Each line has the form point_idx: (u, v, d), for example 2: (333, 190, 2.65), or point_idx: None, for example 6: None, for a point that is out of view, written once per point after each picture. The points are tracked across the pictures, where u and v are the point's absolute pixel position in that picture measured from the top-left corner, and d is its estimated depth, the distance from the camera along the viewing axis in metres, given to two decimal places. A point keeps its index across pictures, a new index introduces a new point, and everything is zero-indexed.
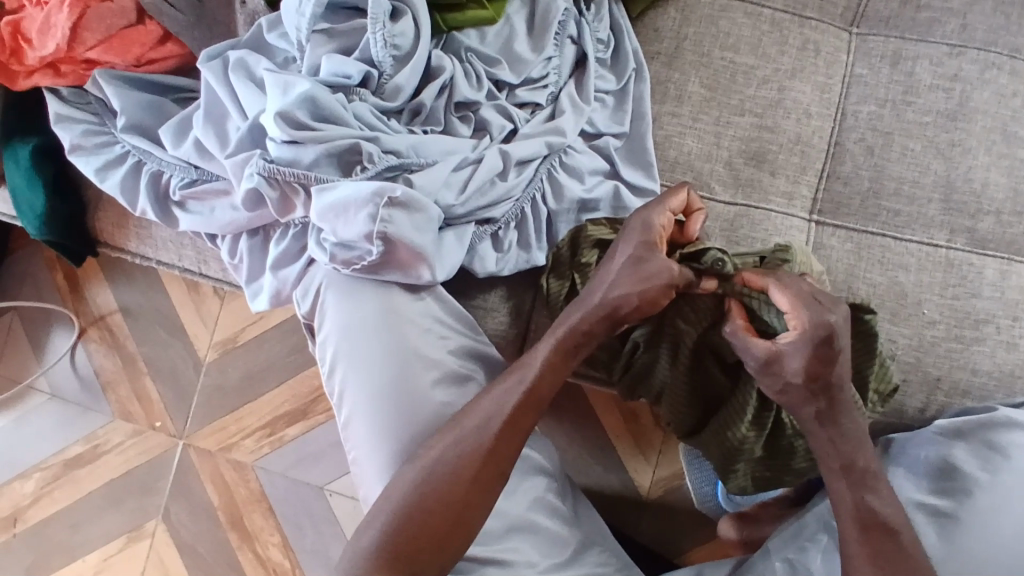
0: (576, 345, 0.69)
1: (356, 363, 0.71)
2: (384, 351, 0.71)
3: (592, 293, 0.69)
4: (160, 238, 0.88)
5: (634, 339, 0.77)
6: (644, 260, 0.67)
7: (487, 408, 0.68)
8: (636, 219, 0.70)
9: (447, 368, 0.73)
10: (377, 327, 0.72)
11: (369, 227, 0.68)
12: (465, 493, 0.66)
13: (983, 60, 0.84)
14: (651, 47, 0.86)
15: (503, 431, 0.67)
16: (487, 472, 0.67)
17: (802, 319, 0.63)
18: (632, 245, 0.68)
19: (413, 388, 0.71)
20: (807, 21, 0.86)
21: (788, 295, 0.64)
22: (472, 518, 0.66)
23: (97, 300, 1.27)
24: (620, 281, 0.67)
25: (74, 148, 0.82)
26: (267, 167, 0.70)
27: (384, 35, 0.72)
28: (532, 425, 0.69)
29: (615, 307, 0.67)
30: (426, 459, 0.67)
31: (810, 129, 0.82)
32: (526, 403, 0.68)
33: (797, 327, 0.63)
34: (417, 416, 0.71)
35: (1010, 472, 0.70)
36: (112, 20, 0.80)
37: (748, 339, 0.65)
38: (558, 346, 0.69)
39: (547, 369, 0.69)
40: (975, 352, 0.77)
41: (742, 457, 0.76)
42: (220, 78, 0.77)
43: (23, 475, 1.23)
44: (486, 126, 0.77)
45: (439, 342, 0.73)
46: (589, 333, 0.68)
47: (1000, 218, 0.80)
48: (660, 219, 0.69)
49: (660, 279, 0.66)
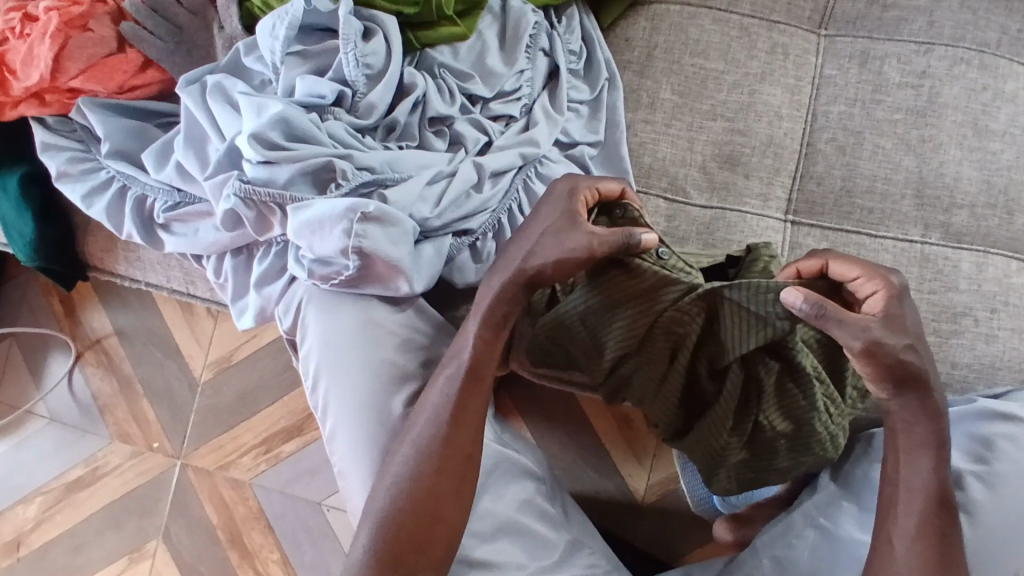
0: (504, 317, 0.67)
1: (324, 373, 0.73)
2: (350, 356, 0.72)
3: (513, 260, 0.67)
4: (148, 260, 0.90)
5: (619, 355, 0.74)
6: (571, 232, 0.64)
7: (438, 399, 0.68)
8: (561, 187, 0.68)
9: (407, 365, 0.73)
10: (340, 332, 0.73)
11: (345, 242, 0.69)
12: (437, 488, 0.67)
13: (951, 57, 0.85)
14: (623, 56, 0.88)
15: (456, 419, 0.68)
16: (456, 463, 0.67)
17: (876, 282, 0.65)
18: (560, 210, 0.66)
19: (381, 390, 0.72)
20: (775, 25, 0.87)
21: (852, 265, 0.66)
22: (450, 512, 0.67)
23: (93, 324, 1.29)
24: (543, 247, 0.65)
25: (61, 176, 0.83)
26: (244, 187, 0.72)
27: (356, 54, 0.74)
28: (484, 408, 0.69)
29: (536, 272, 0.65)
30: (398, 460, 0.68)
31: (782, 130, 0.84)
32: (470, 387, 0.68)
33: (877, 291, 0.64)
34: (388, 418, 0.71)
35: (994, 461, 0.71)
36: (94, 49, 0.83)
37: (847, 314, 0.61)
38: (485, 321, 0.68)
39: (479, 347, 0.68)
40: (954, 345, 0.78)
41: (726, 462, 0.78)
42: (198, 102, 0.78)
43: (23, 500, 1.24)
44: (461, 140, 0.78)
45: (398, 339, 0.73)
46: (512, 301, 0.67)
47: (974, 212, 0.81)
48: (586, 193, 0.67)
49: (580, 253, 0.63)
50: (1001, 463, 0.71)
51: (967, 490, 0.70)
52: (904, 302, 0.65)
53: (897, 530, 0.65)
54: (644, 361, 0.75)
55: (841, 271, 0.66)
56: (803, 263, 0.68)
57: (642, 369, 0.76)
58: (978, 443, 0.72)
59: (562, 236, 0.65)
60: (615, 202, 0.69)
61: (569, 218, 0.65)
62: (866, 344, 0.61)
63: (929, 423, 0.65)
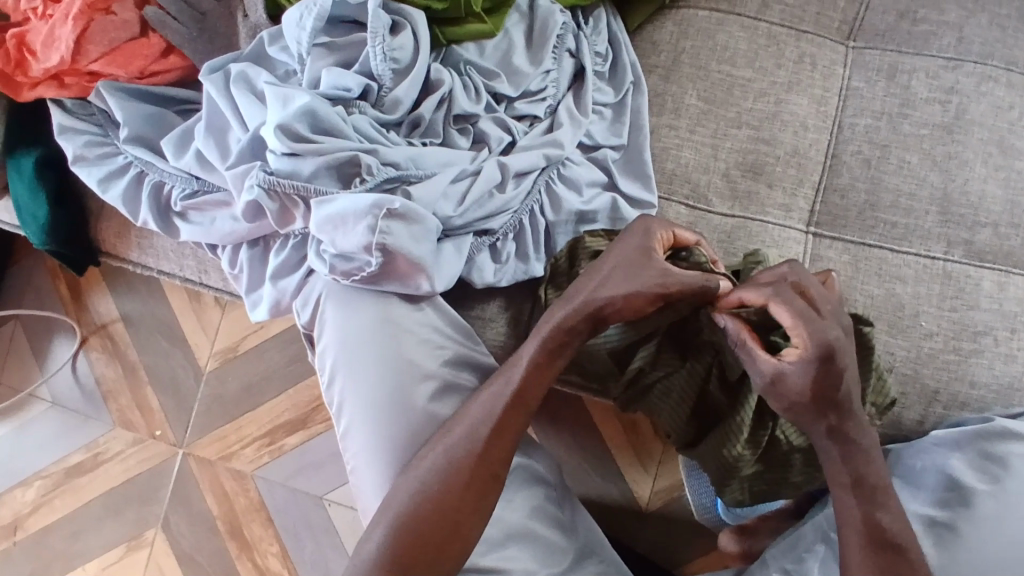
0: (560, 344, 0.69)
1: (352, 373, 0.72)
2: (380, 360, 0.72)
3: (577, 292, 0.69)
4: (161, 247, 0.89)
5: (637, 364, 0.76)
6: (639, 268, 0.68)
7: (476, 415, 0.68)
8: (639, 225, 0.71)
9: (441, 377, 0.73)
10: (372, 334, 0.72)
11: (368, 238, 0.68)
12: (459, 500, 0.66)
13: (980, 73, 0.84)
14: (649, 60, 0.87)
15: (493, 437, 0.67)
16: (482, 478, 0.67)
17: (805, 337, 0.62)
18: (629, 247, 0.69)
19: (407, 397, 0.71)
20: (803, 34, 0.87)
21: (791, 311, 0.63)
22: (469, 525, 0.66)
23: (99, 309, 1.28)
24: (608, 282, 0.68)
25: (77, 159, 0.82)
26: (267, 179, 0.71)
27: (383, 49, 0.73)
28: (522, 427, 0.69)
29: (598, 306, 0.68)
30: (422, 467, 0.68)
31: (807, 141, 0.83)
32: (514, 406, 0.68)
33: (799, 347, 0.63)
34: (413, 423, 0.71)
35: (1010, 482, 0.70)
36: (116, 33, 0.82)
37: (755, 353, 0.65)
38: (544, 346, 0.69)
39: (533, 369, 0.68)
40: (973, 364, 0.77)
41: (737, 474, 0.75)
42: (221, 91, 0.77)
43: (22, 484, 1.23)
44: (485, 139, 0.78)
45: (432, 349, 0.73)
46: (572, 330, 0.69)
47: (998, 231, 0.80)
48: (662, 232, 0.70)
49: (650, 290, 0.67)
50: (1016, 483, 0.70)
51: (980, 511, 0.69)
52: (831, 365, 0.62)
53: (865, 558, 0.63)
54: (665, 372, 0.76)
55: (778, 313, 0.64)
56: (749, 289, 0.66)
57: (661, 380, 0.76)
58: (992, 462, 0.71)
59: (634, 269, 0.68)
60: (686, 246, 0.73)
61: (645, 252, 0.68)
62: (766, 386, 0.64)
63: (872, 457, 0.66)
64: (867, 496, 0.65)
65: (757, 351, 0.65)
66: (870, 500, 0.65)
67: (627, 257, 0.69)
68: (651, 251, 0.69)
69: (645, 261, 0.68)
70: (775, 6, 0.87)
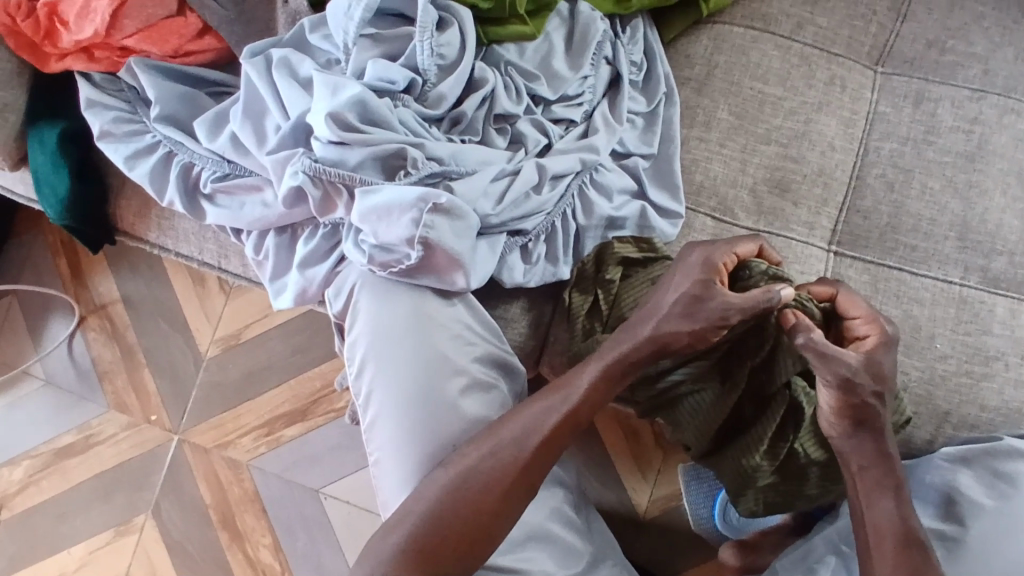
0: (622, 372, 0.69)
1: (385, 366, 0.71)
2: (414, 356, 0.71)
3: (641, 324, 0.69)
4: (182, 230, 0.88)
5: (674, 377, 0.76)
6: (702, 298, 0.68)
7: (522, 423, 0.68)
8: (698, 255, 0.70)
9: (473, 376, 0.73)
10: (409, 330, 0.72)
11: (412, 231, 0.68)
12: (492, 503, 0.66)
13: (1003, 106, 0.86)
14: (682, 72, 0.88)
15: (540, 447, 0.68)
16: (520, 484, 0.67)
17: (873, 328, 0.70)
18: (689, 280, 0.69)
19: (442, 396, 0.71)
20: (834, 57, 0.88)
21: (857, 303, 0.71)
22: (498, 528, 0.66)
23: (100, 288, 1.26)
24: (671, 316, 0.68)
25: (104, 135, 0.82)
26: (312, 165, 0.70)
27: (431, 44, 0.73)
28: (568, 441, 0.69)
29: (664, 342, 0.68)
30: (454, 467, 0.67)
31: (834, 162, 0.85)
32: (562, 422, 0.68)
33: (870, 333, 0.70)
34: (444, 422, 0.71)
35: (1018, 502, 0.72)
36: (153, 10, 0.81)
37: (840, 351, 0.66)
38: (605, 371, 0.69)
39: (589, 391, 0.69)
40: (984, 388, 0.79)
41: (754, 484, 0.76)
42: (263, 75, 0.77)
43: (10, 463, 1.21)
44: (522, 140, 0.78)
45: (467, 349, 0.73)
46: (635, 363, 0.69)
47: (1014, 259, 0.82)
48: (723, 257, 0.70)
49: (711, 320, 0.67)
50: (1022, 500, 0.72)
51: (984, 525, 0.71)
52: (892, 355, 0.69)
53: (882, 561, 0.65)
54: (696, 388, 0.76)
55: (846, 306, 0.71)
56: (816, 287, 0.73)
57: (692, 394, 0.76)
58: (1001, 480, 0.73)
59: (694, 306, 0.68)
60: (742, 262, 0.73)
61: (704, 286, 0.68)
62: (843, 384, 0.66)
63: (888, 468, 0.67)
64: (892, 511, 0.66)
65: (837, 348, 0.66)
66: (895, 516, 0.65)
67: (685, 295, 0.68)
68: (712, 281, 0.68)
69: (705, 293, 0.68)
70: (808, 28, 0.89)
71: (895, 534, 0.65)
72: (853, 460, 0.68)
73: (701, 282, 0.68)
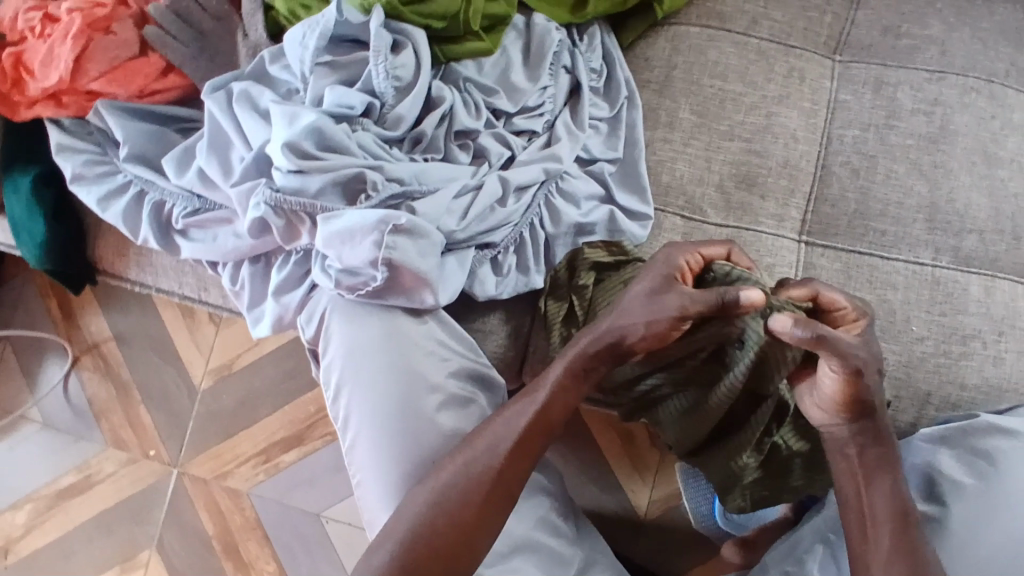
0: (585, 370, 0.69)
1: (361, 388, 0.72)
2: (388, 375, 0.72)
3: (603, 320, 0.70)
4: (160, 265, 0.89)
5: (651, 381, 0.76)
6: (662, 292, 0.67)
7: (496, 432, 0.69)
8: (661, 255, 0.71)
9: (448, 392, 0.73)
10: (382, 351, 0.73)
11: (374, 253, 0.69)
12: (472, 515, 0.66)
13: (963, 85, 0.87)
14: (642, 76, 0.89)
15: (515, 454, 0.68)
16: (497, 494, 0.67)
17: (854, 316, 0.69)
18: (652, 277, 0.69)
19: (417, 413, 0.72)
20: (792, 49, 0.89)
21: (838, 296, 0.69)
22: (480, 541, 0.67)
23: (92, 328, 1.27)
24: (633, 311, 0.67)
25: (77, 178, 0.83)
26: (274, 196, 0.72)
27: (385, 67, 0.75)
28: (541, 446, 0.70)
29: (621, 335, 0.68)
30: (433, 483, 0.68)
31: (798, 153, 0.85)
32: (535, 427, 0.69)
33: (855, 323, 0.68)
34: (421, 439, 0.71)
35: (1002, 478, 0.72)
36: (117, 52, 0.83)
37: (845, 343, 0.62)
38: (569, 368, 0.69)
39: (558, 393, 0.69)
40: (963, 367, 0.79)
41: (739, 481, 0.76)
42: (225, 109, 0.78)
43: (13, 507, 1.21)
44: (485, 154, 0.79)
45: (441, 364, 0.74)
46: (597, 357, 0.69)
47: (984, 237, 0.83)
48: (685, 257, 0.70)
49: (669, 315, 0.66)
50: (1004, 477, 0.71)
51: (964, 503, 0.71)
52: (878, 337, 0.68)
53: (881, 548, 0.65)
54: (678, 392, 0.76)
55: (828, 300, 0.69)
56: (794, 291, 0.70)
57: (672, 398, 0.76)
58: (982, 458, 0.73)
59: (653, 297, 0.67)
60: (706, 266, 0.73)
61: (662, 283, 0.68)
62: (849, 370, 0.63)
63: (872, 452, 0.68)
64: None
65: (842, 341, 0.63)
66: None
67: (644, 291, 0.68)
68: (673, 278, 0.69)
69: (666, 286, 0.68)
70: (763, 22, 0.90)
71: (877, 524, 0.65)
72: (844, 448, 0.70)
73: (663, 278, 0.69)
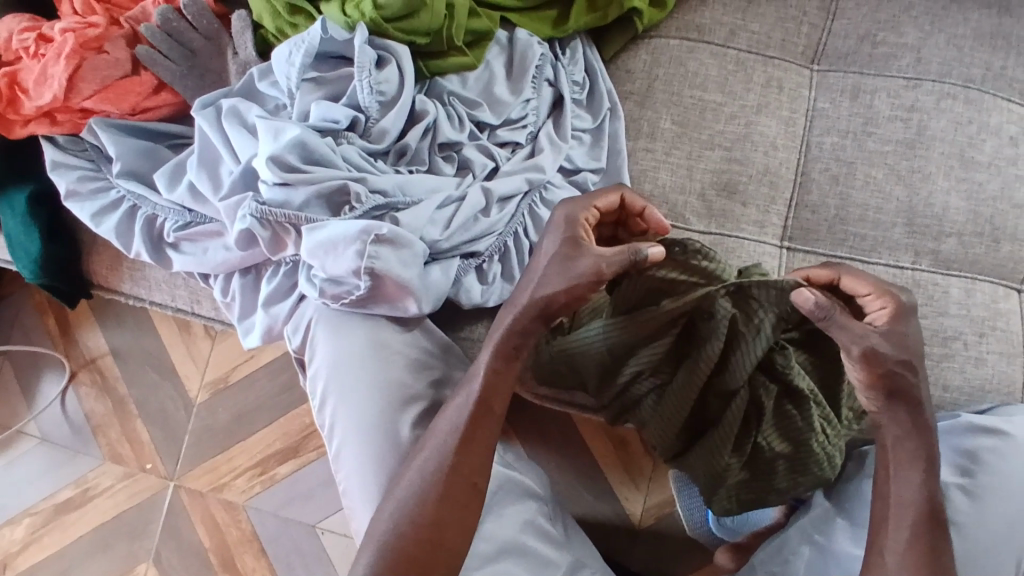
0: (515, 348, 0.69)
1: (335, 396, 0.74)
2: (359, 380, 0.73)
3: (522, 293, 0.69)
4: (153, 279, 0.90)
5: (633, 370, 0.75)
6: (574, 257, 0.66)
7: (445, 429, 0.69)
8: (562, 214, 0.71)
9: (418, 393, 0.74)
10: (354, 355, 0.74)
11: (357, 262, 0.70)
12: (440, 515, 0.67)
13: (939, 91, 0.88)
14: (624, 87, 0.91)
15: (468, 449, 0.68)
16: (462, 492, 0.68)
17: (885, 301, 0.67)
18: (558, 238, 0.69)
19: (389, 416, 0.73)
20: (770, 60, 0.91)
21: (865, 282, 0.68)
22: (454, 539, 0.67)
23: (89, 343, 1.29)
24: (549, 278, 0.67)
25: (70, 194, 0.84)
26: (260, 208, 0.73)
27: (370, 82, 0.77)
28: (493, 439, 0.69)
29: (544, 305, 0.67)
30: (403, 486, 0.68)
31: (778, 160, 0.87)
32: (478, 417, 0.68)
33: (884, 308, 0.67)
34: (394, 442, 0.72)
35: (985, 477, 0.72)
36: (108, 71, 0.84)
37: (850, 321, 0.62)
38: (497, 350, 0.69)
39: (494, 378, 0.69)
40: (946, 368, 0.80)
41: (724, 483, 0.77)
42: (213, 124, 0.80)
43: (11, 522, 1.22)
44: (469, 165, 0.81)
45: (413, 367, 0.75)
46: (524, 333, 0.68)
47: (963, 240, 0.84)
48: (584, 214, 0.70)
49: (586, 277, 0.65)
50: (988, 476, 0.72)
51: (953, 504, 0.72)
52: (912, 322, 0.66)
53: (889, 543, 0.64)
54: (656, 385, 0.76)
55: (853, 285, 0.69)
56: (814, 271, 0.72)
57: (651, 392, 0.77)
58: (965, 457, 0.74)
59: (567, 263, 0.67)
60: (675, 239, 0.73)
61: (573, 243, 0.67)
62: (865, 351, 0.62)
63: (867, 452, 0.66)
64: None
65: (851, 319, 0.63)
66: None
67: (556, 255, 0.68)
68: (578, 239, 0.68)
69: (577, 249, 0.67)
70: (741, 34, 0.92)
71: None
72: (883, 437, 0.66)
73: (569, 241, 0.68)
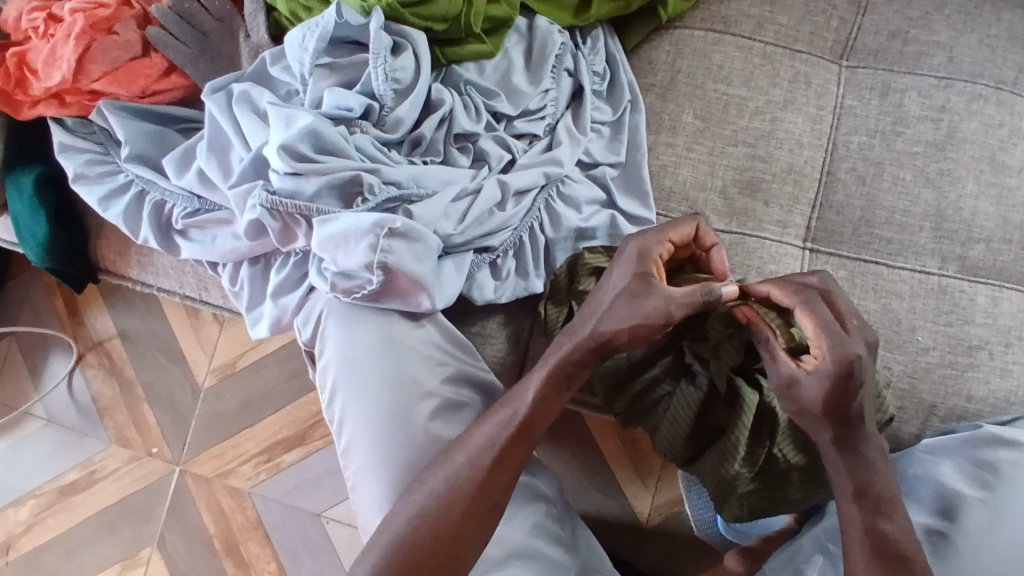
0: (566, 376, 0.68)
1: (353, 393, 0.72)
2: (380, 379, 0.72)
3: (583, 324, 0.68)
4: (161, 265, 0.89)
5: (653, 374, 0.76)
6: (642, 295, 0.66)
7: (477, 443, 0.68)
8: (634, 246, 0.69)
9: (442, 397, 0.72)
10: (375, 353, 0.72)
11: (369, 257, 0.69)
12: (456, 527, 0.65)
13: (971, 92, 0.85)
14: (645, 79, 0.88)
15: (498, 466, 0.67)
16: (482, 506, 0.66)
17: (825, 350, 0.61)
18: (626, 271, 0.68)
19: (409, 418, 0.71)
20: (797, 54, 0.88)
21: (812, 322, 0.63)
22: (465, 554, 0.65)
23: (97, 325, 1.28)
24: (612, 314, 0.67)
25: (78, 177, 0.83)
26: (269, 198, 0.72)
27: (385, 69, 0.74)
28: (524, 460, 0.68)
29: (604, 340, 0.67)
30: (421, 493, 0.67)
31: (802, 158, 0.84)
32: (517, 437, 0.67)
33: (819, 357, 0.61)
34: (414, 447, 0.71)
35: (1006, 492, 0.70)
36: (118, 53, 0.83)
37: (776, 352, 0.64)
38: (552, 376, 0.68)
39: (539, 404, 0.68)
40: (969, 378, 0.77)
41: (734, 492, 0.74)
42: (224, 109, 0.78)
43: (17, 502, 1.22)
44: (485, 157, 0.79)
45: (436, 368, 0.73)
46: (577, 361, 0.68)
47: (991, 246, 0.81)
48: (658, 248, 0.69)
49: (655, 318, 0.65)
50: (1009, 490, 0.70)
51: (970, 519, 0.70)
52: (851, 381, 0.60)
53: None
54: (672, 389, 0.76)
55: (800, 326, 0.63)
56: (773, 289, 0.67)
57: (668, 396, 0.76)
58: (985, 470, 0.71)
59: (635, 301, 0.66)
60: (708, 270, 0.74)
61: (642, 278, 0.67)
62: (781, 386, 0.63)
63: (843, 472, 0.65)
64: (867, 510, 0.63)
65: (779, 353, 0.64)
66: (869, 514, 0.63)
67: (625, 289, 0.67)
68: (651, 277, 0.67)
69: (646, 288, 0.66)
70: (768, 26, 0.89)
71: (863, 541, 0.63)
72: (844, 487, 0.64)
73: (640, 277, 0.67)
